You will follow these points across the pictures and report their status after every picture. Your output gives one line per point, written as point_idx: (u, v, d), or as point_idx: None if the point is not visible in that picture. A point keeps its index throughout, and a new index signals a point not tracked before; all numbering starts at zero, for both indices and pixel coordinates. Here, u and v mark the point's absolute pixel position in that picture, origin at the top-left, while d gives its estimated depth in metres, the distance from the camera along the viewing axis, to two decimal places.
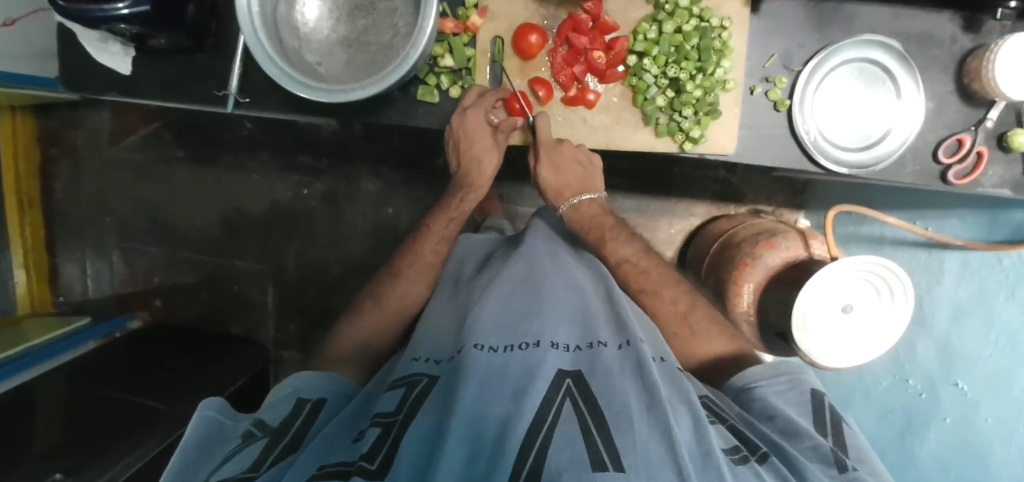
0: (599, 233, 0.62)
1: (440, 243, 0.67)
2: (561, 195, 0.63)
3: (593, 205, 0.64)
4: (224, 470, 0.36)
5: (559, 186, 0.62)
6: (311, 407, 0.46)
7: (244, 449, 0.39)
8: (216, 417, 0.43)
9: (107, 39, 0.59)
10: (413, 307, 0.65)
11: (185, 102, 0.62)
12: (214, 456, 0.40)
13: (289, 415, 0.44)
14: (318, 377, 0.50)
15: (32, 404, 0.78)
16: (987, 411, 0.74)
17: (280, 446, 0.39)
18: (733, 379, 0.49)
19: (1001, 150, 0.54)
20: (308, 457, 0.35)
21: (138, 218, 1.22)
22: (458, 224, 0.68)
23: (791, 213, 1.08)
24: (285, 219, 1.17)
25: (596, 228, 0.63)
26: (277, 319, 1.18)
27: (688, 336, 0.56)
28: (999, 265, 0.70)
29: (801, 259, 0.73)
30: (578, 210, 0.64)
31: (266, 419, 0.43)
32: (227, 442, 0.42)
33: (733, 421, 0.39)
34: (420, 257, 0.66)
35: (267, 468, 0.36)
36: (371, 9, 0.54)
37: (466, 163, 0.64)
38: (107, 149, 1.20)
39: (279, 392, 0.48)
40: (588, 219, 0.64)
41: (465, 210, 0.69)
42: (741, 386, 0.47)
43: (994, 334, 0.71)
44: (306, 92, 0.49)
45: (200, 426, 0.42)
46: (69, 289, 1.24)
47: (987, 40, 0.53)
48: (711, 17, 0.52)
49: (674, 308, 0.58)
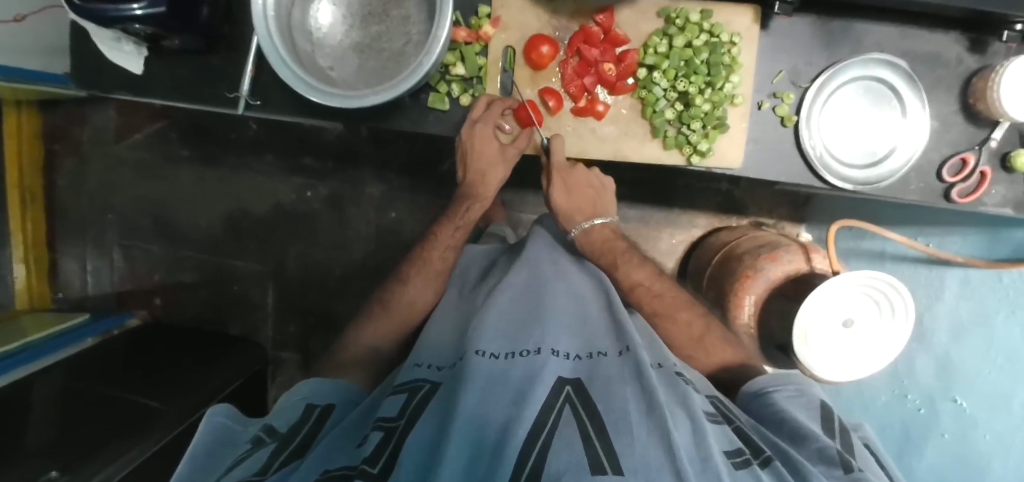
0: (612, 258, 0.62)
1: (447, 250, 0.67)
2: (573, 219, 0.63)
3: (604, 229, 0.64)
4: (237, 472, 0.36)
5: (572, 210, 0.63)
6: (320, 412, 0.47)
7: (255, 453, 0.39)
8: (224, 422, 0.44)
9: (120, 39, 0.59)
10: (417, 314, 0.65)
11: (195, 103, 0.62)
12: (225, 458, 0.40)
13: (298, 419, 0.44)
14: (326, 383, 0.51)
15: (29, 399, 0.77)
16: (985, 427, 0.76)
17: (288, 449, 0.39)
18: (749, 385, 0.50)
19: (1005, 170, 0.55)
20: (312, 462, 0.35)
21: (141, 215, 1.22)
22: (465, 231, 0.68)
23: (793, 227, 1.08)
24: (288, 220, 1.17)
25: (608, 252, 0.63)
26: (277, 321, 1.18)
27: (705, 356, 0.57)
28: (999, 281, 0.72)
29: (802, 273, 0.74)
30: (589, 235, 0.63)
31: (275, 424, 0.43)
32: (236, 445, 0.42)
33: (739, 424, 0.40)
34: (427, 264, 0.66)
35: (276, 471, 0.36)
36: (385, 15, 0.54)
37: (472, 173, 0.64)
38: (112, 146, 1.20)
39: (287, 397, 0.49)
40: (600, 243, 0.63)
41: (470, 220, 0.68)
42: (756, 391, 0.48)
43: (994, 352, 0.74)
44: (317, 95, 0.49)
45: (211, 429, 0.43)
46: (68, 286, 1.23)
47: (993, 62, 0.54)
48: (721, 33, 0.53)
49: (689, 331, 0.59)
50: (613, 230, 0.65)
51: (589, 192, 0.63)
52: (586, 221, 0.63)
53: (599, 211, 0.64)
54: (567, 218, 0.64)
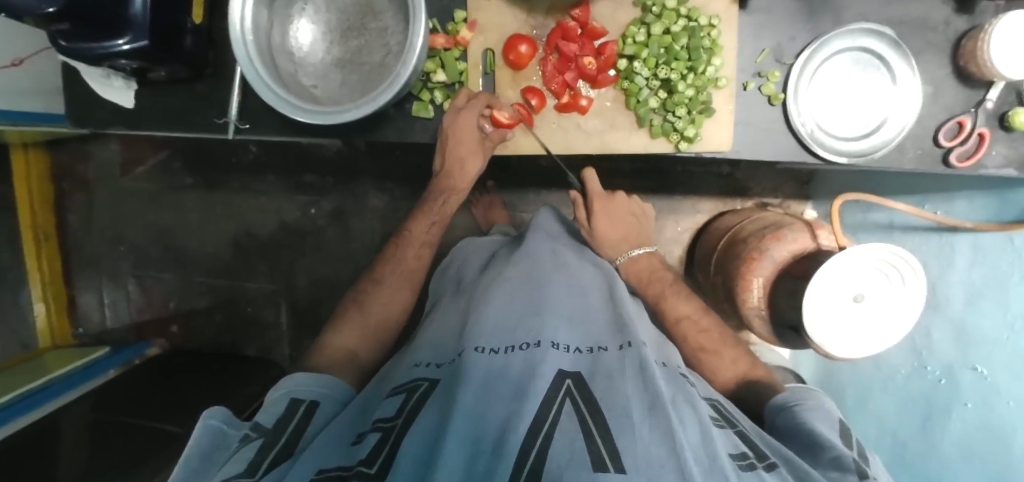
0: (658, 289, 0.63)
1: (423, 247, 0.69)
2: (620, 249, 0.66)
3: (650, 258, 0.66)
4: (222, 473, 0.37)
5: (618, 241, 0.66)
6: (306, 407, 0.47)
7: (242, 450, 0.39)
8: (218, 425, 0.43)
9: (111, 75, 0.61)
10: (395, 316, 0.65)
11: (187, 131, 0.63)
12: (215, 464, 0.40)
13: (284, 415, 0.45)
14: (312, 377, 0.50)
15: (58, 440, 0.80)
16: (1009, 393, 0.63)
17: (277, 448, 0.40)
18: (773, 399, 0.48)
19: (1004, 129, 0.53)
20: (307, 460, 0.36)
21: (152, 246, 1.24)
22: (440, 228, 0.69)
23: (798, 204, 1.07)
24: (294, 238, 1.19)
25: (655, 283, 0.64)
26: (291, 339, 1.19)
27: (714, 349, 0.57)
28: (1011, 244, 0.62)
29: (810, 250, 0.71)
30: (635, 264, 0.65)
31: (262, 421, 0.44)
32: (229, 450, 0.42)
33: (742, 429, 0.39)
34: (402, 263, 0.67)
35: (266, 470, 0.37)
36: (363, 29, 0.55)
37: (449, 161, 0.62)
38: (119, 180, 1.23)
39: (273, 394, 0.49)
40: (646, 272, 0.65)
41: (445, 212, 0.69)
42: (779, 406, 0.47)
43: (1011, 317, 0.62)
44: (301, 115, 0.50)
45: (200, 435, 0.42)
46: (87, 320, 1.26)
47: (982, 21, 0.53)
48: (698, 16, 0.52)
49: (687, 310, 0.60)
50: (658, 260, 0.67)
51: (632, 222, 0.67)
52: (631, 249, 0.66)
53: (642, 241, 0.67)
54: (614, 248, 0.66)
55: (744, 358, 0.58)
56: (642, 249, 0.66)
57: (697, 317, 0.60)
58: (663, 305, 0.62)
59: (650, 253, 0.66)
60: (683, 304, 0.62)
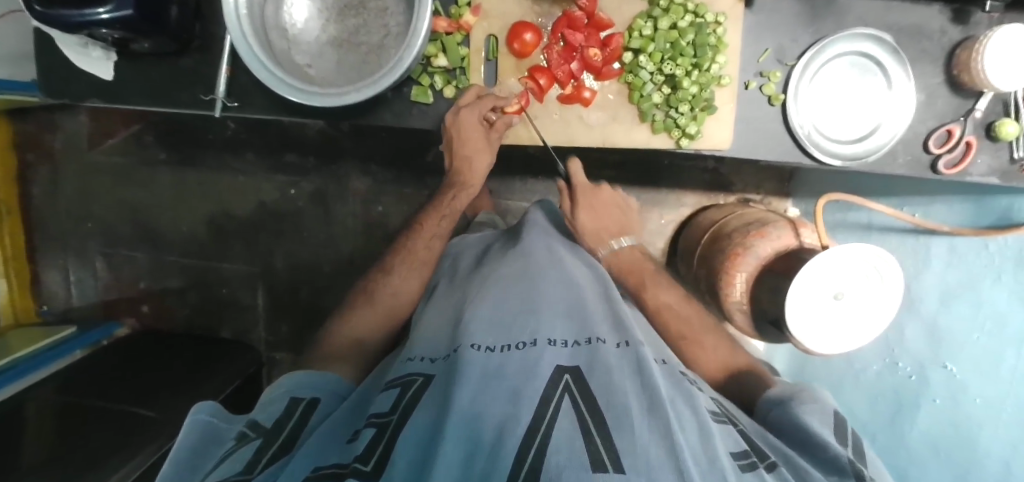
0: (638, 279, 0.64)
1: (433, 239, 0.67)
2: (601, 239, 0.65)
3: (633, 250, 0.66)
4: (219, 473, 0.35)
5: (599, 232, 0.66)
6: (305, 406, 0.46)
7: (238, 450, 0.38)
8: (210, 421, 0.42)
9: (88, 44, 0.58)
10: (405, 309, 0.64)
11: (170, 107, 0.60)
12: (209, 460, 0.39)
13: (283, 414, 0.44)
14: (312, 376, 0.50)
15: (23, 422, 0.77)
16: (976, 391, 0.67)
17: (273, 448, 0.39)
18: (767, 395, 0.50)
19: (989, 138, 0.55)
20: (304, 457, 0.35)
21: (122, 223, 1.19)
22: (450, 222, 0.68)
23: (779, 201, 1.10)
24: (274, 219, 1.15)
25: (635, 273, 0.64)
26: (268, 321, 1.17)
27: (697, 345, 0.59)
28: (986, 250, 0.65)
29: (791, 249, 0.72)
30: (617, 256, 0.66)
31: (260, 420, 0.43)
32: (223, 445, 0.41)
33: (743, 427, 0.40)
34: (411, 254, 0.66)
35: (262, 469, 0.36)
36: (362, 8, 0.53)
37: (458, 161, 0.63)
38: (87, 152, 1.16)
39: (272, 392, 0.48)
40: (628, 263, 0.65)
41: (454, 208, 0.68)
42: (774, 400, 0.48)
43: (983, 316, 0.65)
44: (296, 95, 0.48)
45: (192, 430, 0.41)
46: (51, 298, 1.21)
47: (976, 32, 0.54)
48: (705, 13, 0.52)
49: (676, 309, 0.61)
50: (641, 251, 0.67)
51: (616, 212, 0.66)
52: (614, 240, 0.66)
53: (626, 231, 0.67)
54: (595, 239, 0.66)
55: (726, 345, 0.59)
56: (625, 241, 0.66)
57: (678, 306, 0.62)
58: (644, 293, 0.62)
59: (632, 245, 0.66)
60: (666, 293, 0.63)
